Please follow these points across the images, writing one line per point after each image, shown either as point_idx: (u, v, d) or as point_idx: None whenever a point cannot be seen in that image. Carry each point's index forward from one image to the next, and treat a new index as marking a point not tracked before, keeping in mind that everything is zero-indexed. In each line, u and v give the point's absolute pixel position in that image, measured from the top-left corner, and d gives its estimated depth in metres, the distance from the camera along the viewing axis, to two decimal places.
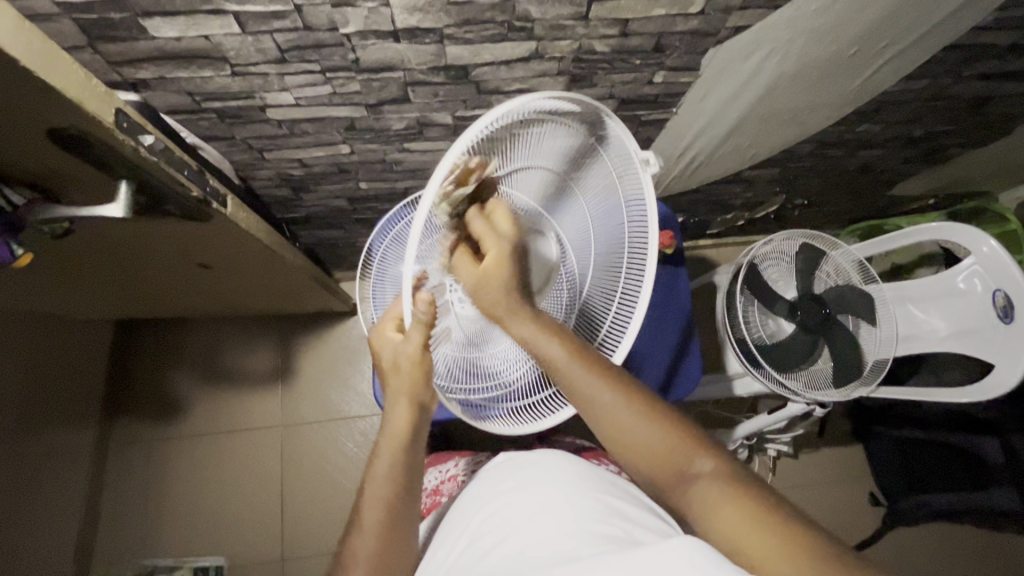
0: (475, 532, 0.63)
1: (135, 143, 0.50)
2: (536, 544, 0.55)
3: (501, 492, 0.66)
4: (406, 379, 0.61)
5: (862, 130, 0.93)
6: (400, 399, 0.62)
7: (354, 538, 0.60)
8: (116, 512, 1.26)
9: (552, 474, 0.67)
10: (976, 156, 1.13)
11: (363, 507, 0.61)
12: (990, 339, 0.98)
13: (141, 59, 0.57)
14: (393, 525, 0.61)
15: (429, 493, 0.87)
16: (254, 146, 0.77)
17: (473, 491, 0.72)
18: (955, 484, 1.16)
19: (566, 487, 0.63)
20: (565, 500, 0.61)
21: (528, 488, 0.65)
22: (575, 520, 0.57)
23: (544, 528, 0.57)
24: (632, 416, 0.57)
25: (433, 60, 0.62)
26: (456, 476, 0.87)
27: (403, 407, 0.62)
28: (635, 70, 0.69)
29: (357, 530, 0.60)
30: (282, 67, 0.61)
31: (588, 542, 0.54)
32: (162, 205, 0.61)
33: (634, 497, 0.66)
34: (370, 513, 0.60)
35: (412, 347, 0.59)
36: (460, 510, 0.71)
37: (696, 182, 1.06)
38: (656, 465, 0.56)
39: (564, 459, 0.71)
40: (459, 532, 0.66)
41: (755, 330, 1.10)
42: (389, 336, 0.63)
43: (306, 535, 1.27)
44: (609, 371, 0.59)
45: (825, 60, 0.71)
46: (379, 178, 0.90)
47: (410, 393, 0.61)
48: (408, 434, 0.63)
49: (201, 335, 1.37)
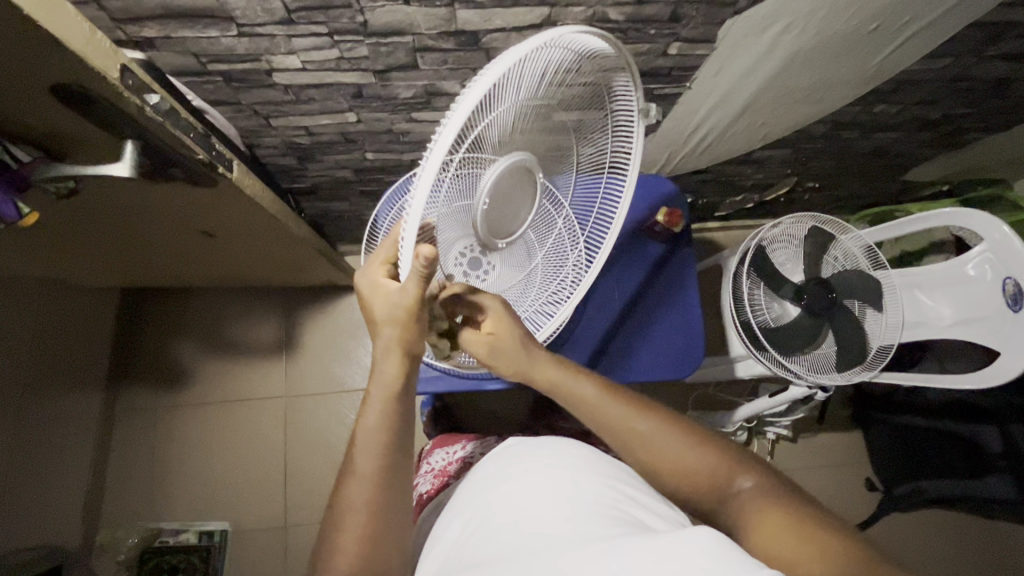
0: (484, 516, 0.62)
1: (140, 102, 0.50)
2: (548, 528, 0.55)
3: (514, 470, 0.67)
4: (397, 331, 0.60)
5: (879, 110, 0.91)
6: (391, 350, 0.62)
7: (349, 485, 0.60)
8: (122, 476, 1.28)
9: (564, 457, 0.67)
10: (994, 142, 1.11)
11: (357, 453, 0.62)
12: (998, 326, 0.97)
13: (145, 16, 0.56)
14: (386, 476, 0.61)
15: (436, 474, 0.88)
16: (259, 113, 0.76)
17: (486, 471, 0.72)
18: (953, 470, 1.16)
19: (575, 472, 0.63)
20: (575, 485, 0.61)
21: (537, 473, 0.64)
22: (586, 505, 0.57)
23: (554, 512, 0.57)
24: (675, 443, 0.63)
25: (443, 25, 0.60)
26: (464, 459, 0.88)
27: (394, 356, 0.62)
28: (649, 41, 0.68)
29: (353, 476, 0.61)
30: (290, 29, 0.59)
31: (600, 526, 0.54)
32: (169, 169, 0.60)
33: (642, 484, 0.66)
34: (364, 460, 0.61)
35: (406, 298, 0.56)
36: (470, 489, 0.71)
37: (707, 161, 1.04)
38: (698, 486, 0.61)
39: (570, 444, 0.70)
40: (468, 514, 0.65)
41: (760, 313, 1.09)
42: (380, 284, 0.61)
43: (308, 503, 1.29)
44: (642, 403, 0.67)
45: (845, 35, 0.70)
46: (385, 149, 0.89)
47: (404, 344, 0.61)
48: (399, 385, 0.63)
49: (205, 305, 1.38)
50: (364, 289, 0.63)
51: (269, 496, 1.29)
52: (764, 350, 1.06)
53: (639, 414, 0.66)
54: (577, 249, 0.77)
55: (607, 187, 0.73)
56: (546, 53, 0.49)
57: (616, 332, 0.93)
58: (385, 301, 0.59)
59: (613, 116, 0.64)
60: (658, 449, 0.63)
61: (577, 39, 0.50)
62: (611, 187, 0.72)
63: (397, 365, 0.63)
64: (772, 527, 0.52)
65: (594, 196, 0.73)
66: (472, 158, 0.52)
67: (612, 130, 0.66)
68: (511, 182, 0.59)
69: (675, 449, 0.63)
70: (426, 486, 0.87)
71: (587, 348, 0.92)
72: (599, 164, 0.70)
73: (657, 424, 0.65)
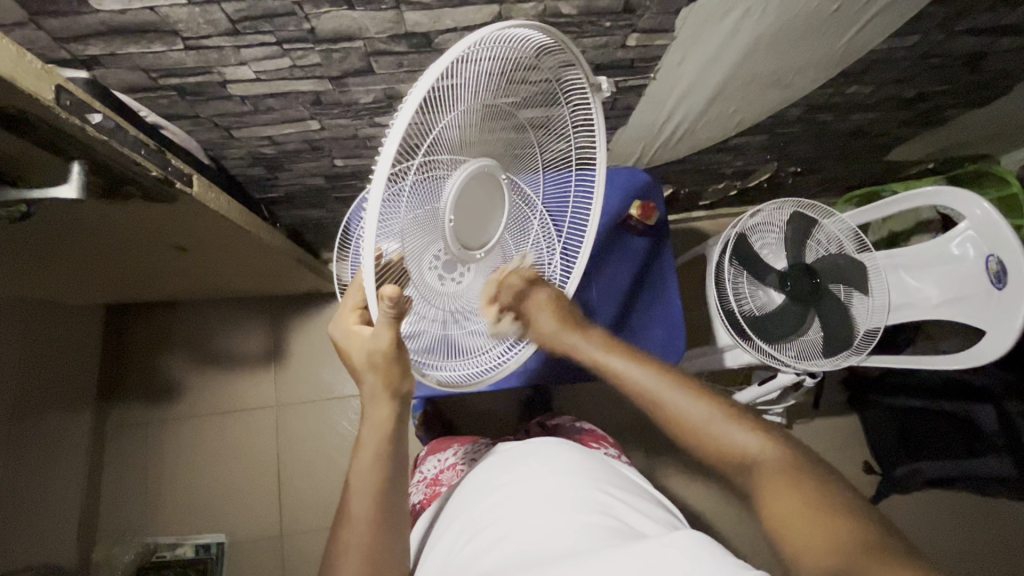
0: (477, 526, 0.62)
1: (81, 122, 0.49)
2: (535, 540, 0.55)
3: (505, 479, 0.66)
4: (380, 377, 0.58)
5: (852, 92, 0.90)
6: (379, 398, 0.60)
7: (345, 528, 0.62)
8: (116, 492, 1.28)
9: (556, 464, 0.66)
10: (975, 117, 1.09)
11: (352, 497, 0.62)
12: (983, 305, 0.96)
13: (89, 34, 0.55)
14: (382, 518, 0.62)
15: (428, 483, 0.85)
16: (220, 124, 0.75)
17: (477, 479, 0.70)
18: (952, 451, 1.16)
19: (566, 478, 0.63)
20: (566, 492, 0.61)
21: (527, 482, 0.63)
22: (573, 516, 0.57)
23: (541, 525, 0.57)
24: (688, 401, 0.62)
25: (393, 28, 0.59)
26: (455, 465, 0.84)
27: (382, 402, 0.60)
28: (607, 33, 0.66)
29: (348, 521, 0.62)
30: (237, 40, 0.59)
31: (586, 534, 0.55)
32: (123, 186, 0.60)
33: (633, 487, 0.67)
34: (359, 502, 0.62)
35: (382, 343, 0.54)
36: (461, 499, 0.70)
37: (683, 150, 1.03)
38: (725, 461, 0.58)
39: (561, 447, 0.69)
40: (458, 525, 0.65)
41: (744, 303, 1.08)
42: (354, 332, 0.59)
43: (303, 511, 1.29)
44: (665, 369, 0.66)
45: (806, 18, 0.68)
46: (353, 155, 0.88)
47: (388, 386, 0.59)
48: (391, 428, 0.61)
49: (192, 318, 1.38)
50: (342, 339, 0.61)
51: (263, 505, 1.29)
52: (750, 339, 1.04)
53: (655, 376, 0.65)
54: (557, 254, 0.75)
55: (579, 184, 0.72)
56: (480, 55, 0.49)
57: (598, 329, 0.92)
58: (362, 346, 0.58)
59: (574, 114, 0.64)
60: (668, 407, 0.62)
61: (514, 41, 0.50)
62: (581, 182, 0.72)
63: (389, 409, 0.60)
64: (792, 525, 0.50)
65: (565, 194, 0.73)
66: (431, 162, 0.51)
67: (575, 127, 0.66)
68: (478, 193, 0.59)
69: (711, 426, 0.60)
70: (419, 496, 0.84)
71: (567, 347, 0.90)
72: (566, 161, 0.70)
73: (673, 386, 0.64)
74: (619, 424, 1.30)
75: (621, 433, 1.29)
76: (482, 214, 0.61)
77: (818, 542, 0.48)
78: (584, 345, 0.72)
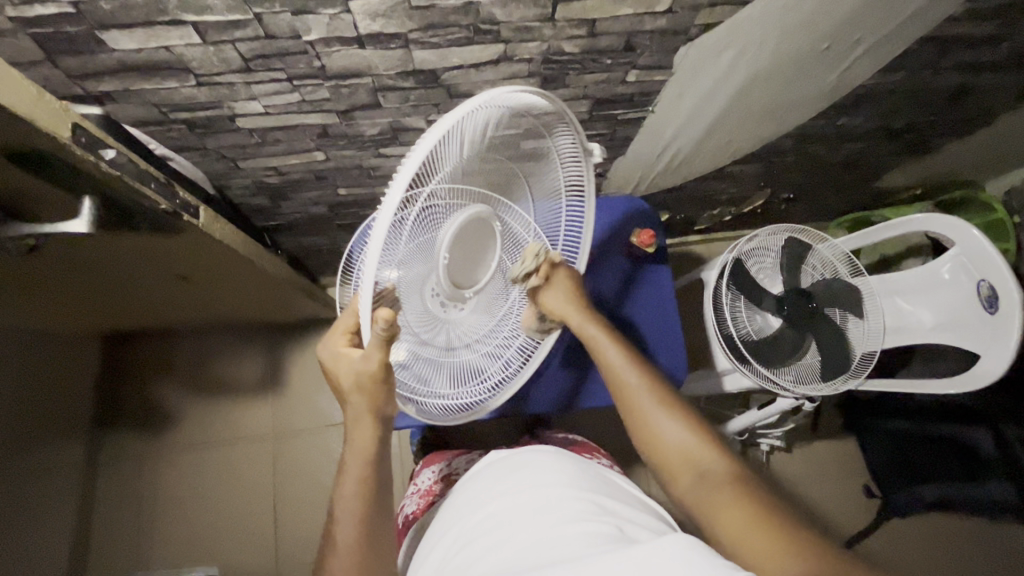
0: (470, 535, 0.57)
1: (96, 159, 0.50)
2: (531, 545, 0.51)
3: (499, 488, 0.61)
4: (366, 398, 0.56)
5: (842, 123, 0.93)
6: (362, 419, 0.58)
7: (331, 557, 0.58)
8: (105, 526, 1.25)
9: (550, 473, 0.61)
10: (961, 146, 1.12)
11: (338, 526, 0.59)
12: (976, 330, 0.97)
13: (103, 71, 0.56)
14: (369, 542, 0.58)
15: (422, 493, 0.79)
16: (227, 156, 0.76)
17: (467, 490, 0.65)
18: (953, 476, 1.15)
19: (559, 488, 0.58)
20: (557, 502, 0.56)
21: (522, 493, 0.59)
22: (566, 523, 0.53)
23: (533, 536, 0.52)
24: (658, 408, 0.64)
25: (401, 65, 0.61)
26: (450, 475, 0.79)
27: (364, 424, 0.58)
28: (608, 70, 0.68)
29: (334, 549, 0.58)
30: (249, 77, 0.60)
31: (575, 544, 0.50)
32: (131, 220, 0.60)
33: (630, 497, 0.62)
34: (344, 530, 0.58)
35: (372, 365, 0.53)
36: (450, 510, 0.65)
37: (680, 178, 1.05)
38: (672, 464, 0.61)
39: (556, 457, 0.65)
40: (450, 534, 0.60)
41: (743, 327, 1.08)
42: (342, 353, 0.57)
43: (298, 542, 1.26)
44: (658, 381, 0.68)
45: (799, 55, 0.71)
46: (357, 184, 0.89)
47: (372, 410, 0.57)
48: (375, 451, 0.59)
49: (189, 345, 1.37)
50: (326, 361, 0.59)
51: (258, 536, 1.26)
52: (749, 363, 1.05)
53: (643, 381, 0.67)
54: None
55: (569, 212, 0.72)
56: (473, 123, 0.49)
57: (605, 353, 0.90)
58: (350, 367, 0.56)
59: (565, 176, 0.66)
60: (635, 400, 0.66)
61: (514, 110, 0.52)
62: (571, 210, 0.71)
63: (370, 431, 0.58)
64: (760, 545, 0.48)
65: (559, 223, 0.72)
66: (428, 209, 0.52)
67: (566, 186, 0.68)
68: (474, 237, 0.58)
69: (657, 418, 0.64)
70: (412, 507, 0.79)
71: (565, 373, 0.90)
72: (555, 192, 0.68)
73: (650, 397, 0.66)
74: (620, 449, 1.29)
75: (621, 458, 1.28)
76: (474, 261, 0.60)
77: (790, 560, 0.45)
78: (592, 324, 0.72)
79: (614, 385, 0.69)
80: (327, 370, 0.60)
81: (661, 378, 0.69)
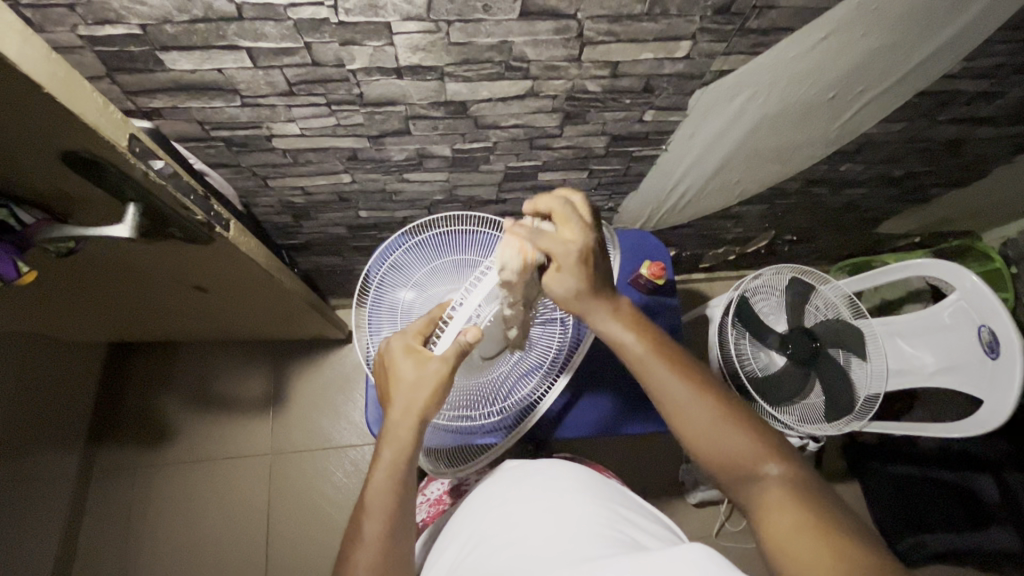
0: (485, 534, 0.57)
1: (145, 167, 0.53)
2: (548, 547, 0.51)
3: (514, 491, 0.61)
4: (424, 395, 0.60)
5: (845, 169, 0.97)
6: (411, 413, 0.60)
7: (355, 550, 0.57)
8: (95, 543, 1.22)
9: (565, 480, 0.61)
10: (957, 196, 1.17)
11: (365, 518, 0.59)
12: (978, 374, 0.98)
13: (156, 89, 0.60)
14: (395, 540, 0.58)
15: (432, 503, 0.80)
16: (258, 174, 0.79)
17: (481, 494, 0.65)
18: (956, 524, 1.13)
19: (575, 494, 0.58)
20: (575, 507, 0.56)
21: (536, 497, 0.58)
22: (586, 527, 0.53)
23: (545, 538, 0.52)
24: (703, 412, 0.60)
25: (434, 96, 0.65)
26: (459, 485, 0.80)
27: (412, 420, 0.61)
28: (627, 108, 0.73)
29: (358, 543, 0.58)
30: (291, 100, 0.64)
31: (594, 543, 0.51)
32: (167, 228, 0.63)
33: (642, 508, 0.62)
34: (371, 525, 0.58)
35: (443, 369, 0.60)
36: (464, 513, 0.64)
37: (689, 216, 1.09)
38: (725, 465, 0.58)
39: (571, 466, 0.65)
40: (461, 537, 0.60)
41: (748, 364, 1.08)
42: (411, 352, 0.61)
43: (288, 568, 1.23)
44: (696, 373, 0.62)
45: (805, 102, 0.75)
46: (378, 207, 0.93)
47: (423, 409, 0.61)
48: (410, 451, 0.61)
49: (193, 361, 1.37)
50: (388, 357, 0.63)
51: (248, 560, 1.23)
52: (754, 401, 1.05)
53: (681, 380, 0.61)
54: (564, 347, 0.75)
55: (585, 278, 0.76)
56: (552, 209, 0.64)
57: (614, 379, 0.90)
58: (418, 366, 0.60)
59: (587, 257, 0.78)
60: (673, 401, 0.61)
61: None
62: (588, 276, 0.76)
63: (412, 429, 0.61)
64: (788, 534, 0.50)
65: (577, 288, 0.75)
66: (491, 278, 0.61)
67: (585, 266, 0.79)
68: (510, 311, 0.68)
69: (703, 421, 0.59)
70: (421, 515, 0.80)
71: (574, 402, 0.89)
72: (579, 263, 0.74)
73: (691, 393, 0.61)
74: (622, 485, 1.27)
75: None
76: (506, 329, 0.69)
77: (819, 551, 0.47)
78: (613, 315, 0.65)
79: (647, 382, 0.63)
80: (382, 362, 0.64)
81: (699, 368, 0.63)
